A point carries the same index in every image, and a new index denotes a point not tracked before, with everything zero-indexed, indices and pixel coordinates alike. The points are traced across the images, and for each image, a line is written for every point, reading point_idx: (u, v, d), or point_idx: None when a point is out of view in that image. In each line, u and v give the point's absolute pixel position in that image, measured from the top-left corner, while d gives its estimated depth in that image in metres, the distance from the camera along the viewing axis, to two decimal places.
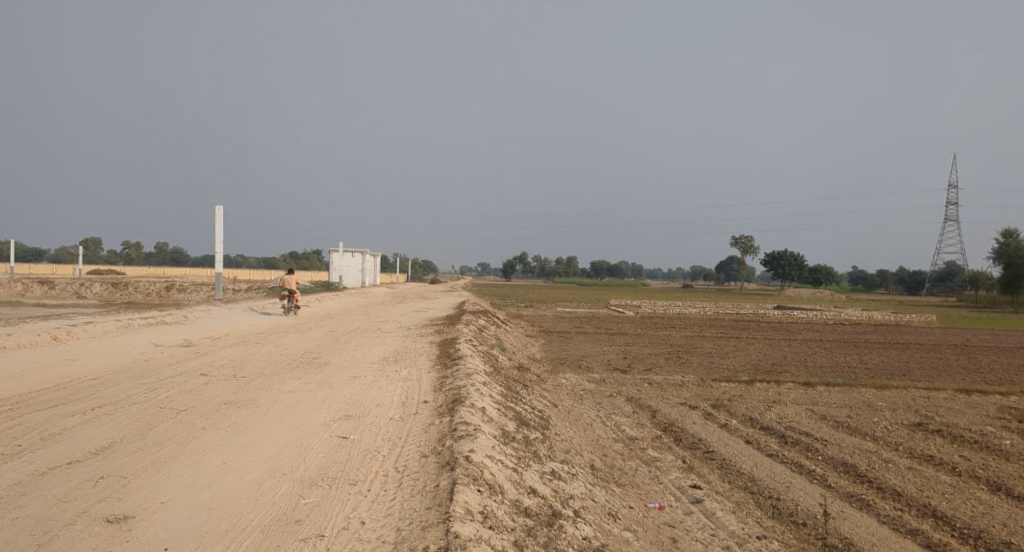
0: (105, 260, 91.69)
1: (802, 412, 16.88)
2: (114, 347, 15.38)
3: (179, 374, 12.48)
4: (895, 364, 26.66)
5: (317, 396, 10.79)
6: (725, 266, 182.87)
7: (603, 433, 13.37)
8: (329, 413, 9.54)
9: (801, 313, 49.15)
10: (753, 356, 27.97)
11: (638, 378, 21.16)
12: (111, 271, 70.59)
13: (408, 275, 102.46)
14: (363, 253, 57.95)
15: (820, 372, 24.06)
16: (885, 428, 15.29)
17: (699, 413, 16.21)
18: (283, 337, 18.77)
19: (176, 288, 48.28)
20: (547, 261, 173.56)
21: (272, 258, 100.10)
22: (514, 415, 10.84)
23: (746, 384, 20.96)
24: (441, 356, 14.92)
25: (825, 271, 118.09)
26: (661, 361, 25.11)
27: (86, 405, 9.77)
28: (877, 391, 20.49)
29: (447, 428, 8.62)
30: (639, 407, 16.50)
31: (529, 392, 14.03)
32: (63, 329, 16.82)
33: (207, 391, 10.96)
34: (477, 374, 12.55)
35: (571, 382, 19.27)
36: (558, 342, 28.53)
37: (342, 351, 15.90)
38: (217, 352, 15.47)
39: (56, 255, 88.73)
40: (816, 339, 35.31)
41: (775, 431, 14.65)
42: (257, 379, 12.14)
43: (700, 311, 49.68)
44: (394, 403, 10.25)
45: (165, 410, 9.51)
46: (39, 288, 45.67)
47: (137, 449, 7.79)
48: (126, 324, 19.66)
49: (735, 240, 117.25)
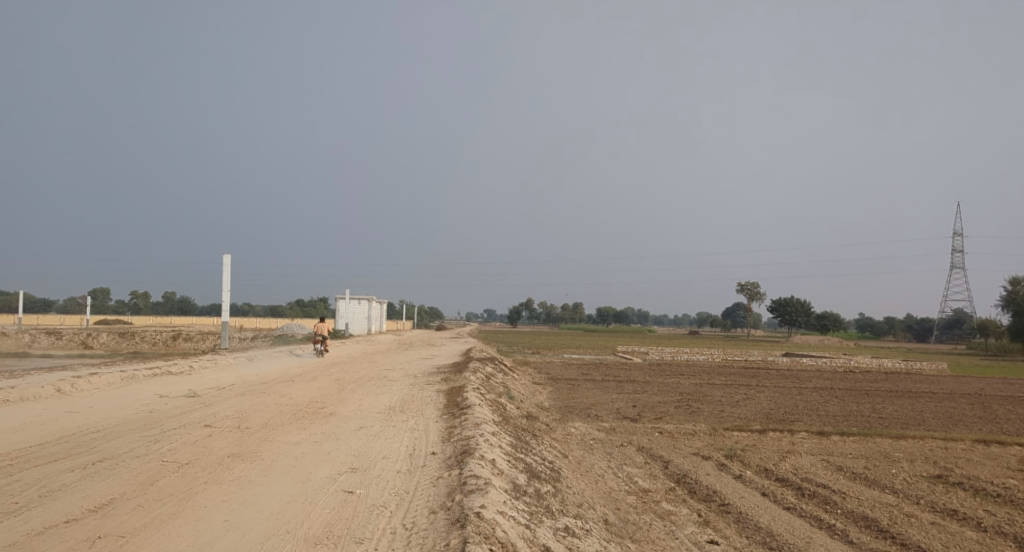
0: (112, 309, 91.89)
1: (818, 463, 16.47)
2: (118, 398, 15.18)
3: (183, 426, 12.25)
4: (909, 413, 26.19)
5: (323, 448, 10.55)
6: (732, 312, 182.44)
7: (615, 485, 13.02)
8: (333, 466, 9.29)
9: (810, 361, 48.57)
10: (765, 404, 27.45)
11: (649, 427, 20.76)
12: (118, 321, 70.63)
13: (414, 322, 102.34)
14: (370, 300, 57.94)
15: (833, 421, 23.61)
16: (905, 480, 14.89)
17: (712, 464, 15.84)
18: (289, 386, 18.50)
19: (182, 337, 48.07)
20: (553, 308, 173.48)
21: (278, 306, 100.20)
22: (525, 466, 10.56)
23: (758, 433, 20.56)
24: (448, 405, 14.63)
25: (833, 317, 117.45)
26: (671, 410, 24.67)
27: (87, 459, 9.56)
28: (892, 442, 20.07)
29: (456, 482, 8.35)
30: (651, 457, 16.13)
31: (538, 442, 13.74)
32: (67, 381, 16.61)
33: (211, 443, 10.73)
34: (485, 423, 12.29)
35: (581, 432, 18.90)
36: (566, 390, 28.14)
37: (347, 400, 15.62)
38: (221, 403, 15.22)
39: (64, 304, 89.00)
40: (827, 386, 34.79)
41: (791, 483, 14.28)
42: (262, 431, 11.89)
43: (708, 358, 49.17)
44: (402, 455, 10.01)
45: (166, 464, 9.27)
46: (45, 339, 45.57)
47: (136, 506, 7.54)
48: (130, 375, 19.42)
49: (741, 287, 117.07)
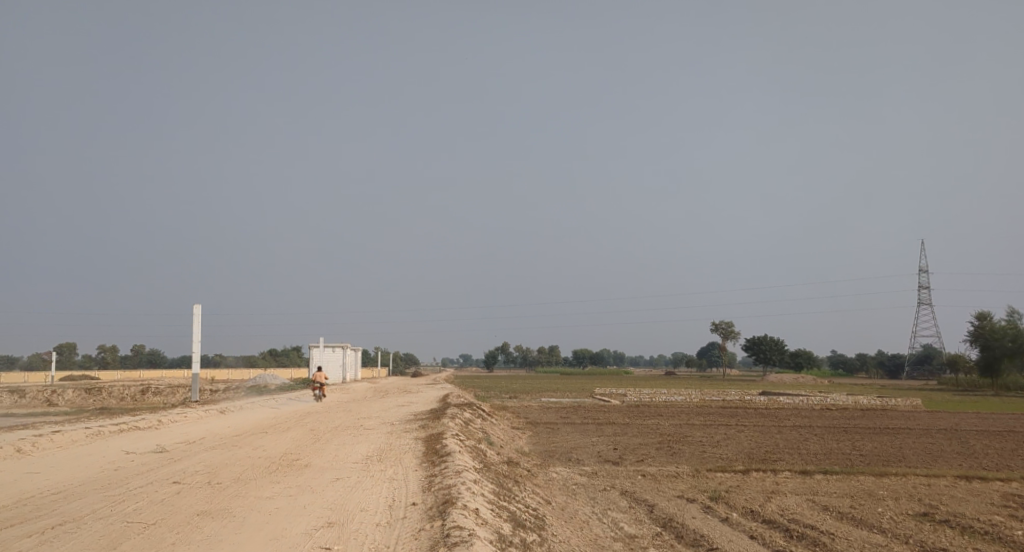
0: (79, 365, 89.75)
1: (804, 503, 16.23)
2: (82, 457, 14.60)
3: (151, 483, 11.77)
4: (890, 449, 26.13)
5: (298, 502, 10.13)
6: (707, 352, 183.15)
7: (600, 531, 12.68)
8: (309, 521, 8.90)
9: (788, 399, 48.55)
10: (746, 444, 27.21)
11: (631, 470, 20.46)
12: (85, 376, 68.80)
13: (389, 369, 101.24)
14: (344, 348, 57.19)
15: (815, 460, 23.48)
16: (892, 519, 14.71)
17: (698, 507, 15.56)
18: (262, 438, 17.98)
19: (151, 391, 46.90)
20: (528, 351, 172.89)
21: (250, 357, 98.56)
22: (509, 515, 10.25)
23: (742, 473, 20.34)
24: (427, 453, 14.26)
25: (807, 355, 118.20)
26: (653, 452, 24.32)
27: (46, 523, 9.08)
28: (876, 479, 19.94)
29: (440, 534, 8.01)
30: (635, 501, 15.82)
31: (521, 488, 13.42)
32: (29, 440, 15.95)
33: (179, 501, 10.28)
34: (466, 471, 11.94)
35: (562, 477, 18.49)
36: (545, 434, 27.70)
37: (323, 450, 15.18)
38: (191, 457, 14.69)
39: (29, 360, 86.77)
40: (806, 424, 34.66)
41: (779, 524, 14.03)
42: (233, 486, 11.44)
43: (685, 398, 48.95)
44: (381, 507, 9.65)
45: (131, 526, 8.82)
46: (8, 397, 44.21)
47: None
48: (95, 432, 18.73)
49: (716, 326, 117.68)
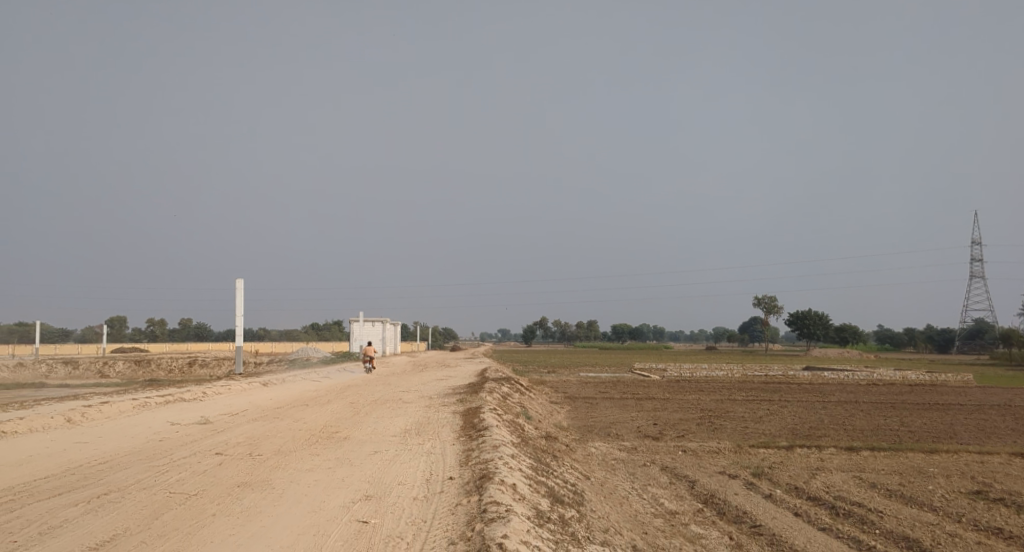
0: (130, 338, 92.23)
1: (851, 480, 15.86)
2: (128, 427, 14.84)
3: (194, 454, 11.90)
4: (939, 426, 25.43)
5: (336, 475, 10.12)
6: (748, 327, 181.22)
7: (640, 508, 12.50)
8: (348, 494, 8.87)
9: (833, 374, 47.63)
10: (790, 420, 26.71)
11: (671, 445, 20.21)
12: (134, 349, 70.58)
13: (429, 343, 102.05)
14: (384, 322, 57.65)
15: (861, 436, 22.98)
16: (943, 497, 14.27)
17: (740, 483, 15.26)
18: (303, 411, 18.10)
19: (198, 364, 47.91)
20: (568, 326, 172.72)
21: (294, 331, 100.17)
22: (547, 491, 10.11)
23: (785, 450, 19.98)
24: (465, 427, 14.19)
25: (853, 329, 115.95)
26: (693, 427, 24.02)
27: (92, 492, 9.20)
28: (925, 456, 19.42)
29: (477, 509, 7.89)
30: (676, 477, 15.59)
31: (559, 463, 13.30)
32: (77, 410, 16.28)
33: (220, 472, 10.36)
34: (504, 445, 11.82)
35: (601, 452, 18.36)
36: (584, 408, 27.56)
37: (362, 423, 15.22)
38: (232, 429, 14.85)
39: (82, 333, 89.41)
40: (851, 400, 33.97)
41: (824, 502, 13.71)
42: (273, 458, 11.49)
43: (727, 373, 48.34)
44: (418, 480, 9.60)
45: (173, 496, 8.87)
46: (62, 369, 45.53)
47: (139, 543, 7.13)
48: (142, 403, 19.08)
49: (759, 300, 116.03)
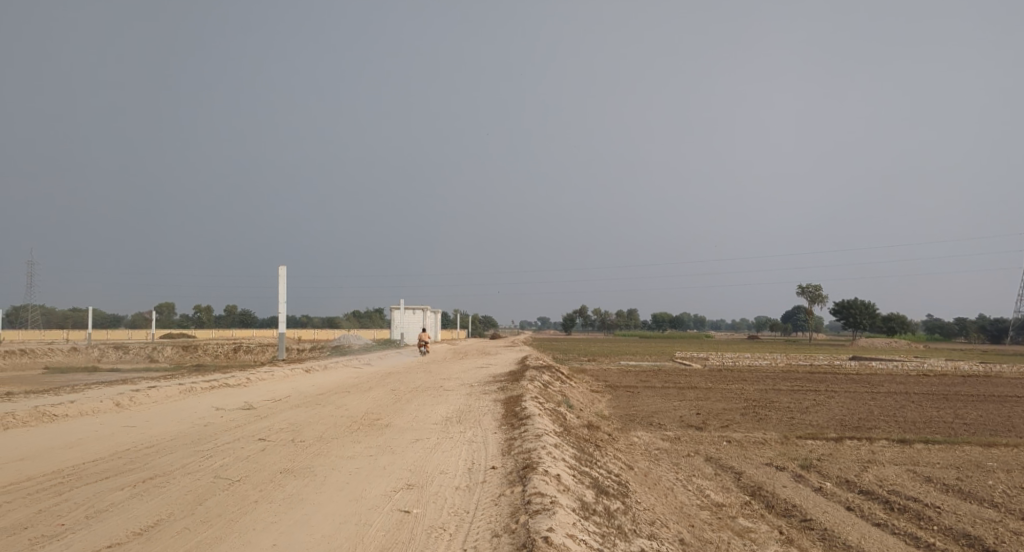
0: (178, 324, 94.22)
1: (904, 473, 15.35)
2: (175, 412, 14.97)
3: (237, 440, 11.92)
4: (995, 419, 24.59)
5: (377, 463, 10.02)
6: (792, 316, 178.28)
7: (685, 500, 12.20)
8: (389, 482, 8.77)
9: (881, 364, 46.55)
10: (837, 410, 26.06)
11: (715, 436, 19.79)
12: (181, 335, 72.00)
13: (469, 331, 102.28)
14: (424, 309, 57.85)
15: (913, 428, 22.28)
16: (1003, 493, 13.73)
17: (788, 475, 14.87)
18: (344, 398, 18.08)
19: (243, 350, 48.65)
20: (608, 314, 171.72)
21: (336, 319, 101.23)
22: (590, 481, 9.89)
23: (834, 441, 19.45)
24: (506, 416, 14.01)
25: (901, 319, 113.21)
26: (738, 417, 23.55)
27: (138, 476, 9.22)
28: (982, 450, 18.76)
29: (520, 501, 7.70)
30: (721, 468, 15.25)
31: (602, 453, 13.07)
32: (126, 395, 16.49)
33: (263, 458, 10.34)
34: (546, 434, 11.64)
35: (643, 441, 18.08)
36: (625, 397, 27.23)
37: (403, 411, 15.12)
38: (276, 415, 14.90)
39: (132, 319, 91.55)
40: (901, 391, 33.05)
41: (877, 496, 13.28)
42: (315, 445, 11.45)
43: (772, 363, 47.47)
44: (460, 469, 9.45)
45: (217, 482, 8.84)
46: (113, 353, 46.55)
47: (183, 528, 7.07)
48: (188, 389, 19.26)
49: (803, 289, 113.89)
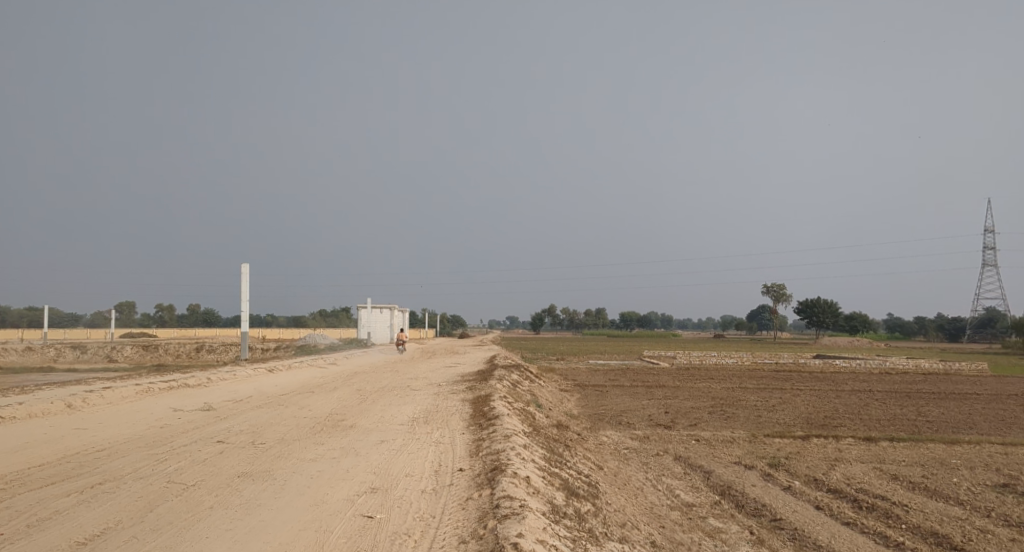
0: (139, 323, 92.44)
1: (871, 471, 15.40)
2: (130, 414, 14.48)
3: (194, 442, 11.50)
4: (955, 416, 24.94)
5: (340, 465, 9.70)
6: (757, 316, 180.36)
7: (655, 500, 12.05)
8: (353, 486, 8.46)
9: (845, 362, 47.14)
10: (803, 409, 26.18)
11: (684, 435, 19.71)
12: (141, 334, 70.52)
13: (437, 330, 101.72)
14: (392, 308, 57.34)
15: (878, 426, 22.46)
16: (968, 490, 13.82)
17: (756, 474, 14.83)
18: (308, 398, 17.65)
19: (205, 349, 47.74)
20: (575, 314, 172.11)
21: (302, 318, 100.06)
22: (561, 483, 9.67)
23: (801, 440, 19.48)
24: (475, 416, 13.73)
25: (863, 319, 115.02)
26: (706, 416, 23.56)
27: (86, 482, 8.79)
28: (946, 447, 18.93)
29: (488, 505, 7.45)
30: (690, 468, 15.13)
31: (572, 453, 12.87)
32: (79, 395, 15.91)
33: (221, 462, 9.96)
34: (515, 435, 11.41)
35: (613, 441, 17.94)
36: (593, 397, 27.10)
37: (368, 412, 14.79)
38: (236, 416, 14.48)
39: (91, 318, 89.58)
40: (865, 389, 33.43)
41: (846, 494, 13.25)
42: (276, 447, 11.09)
43: (737, 361, 47.80)
44: (426, 472, 9.18)
45: (171, 487, 8.46)
46: (70, 353, 45.36)
47: (131, 537, 6.71)
48: (145, 389, 18.69)
49: (767, 288, 115.14)
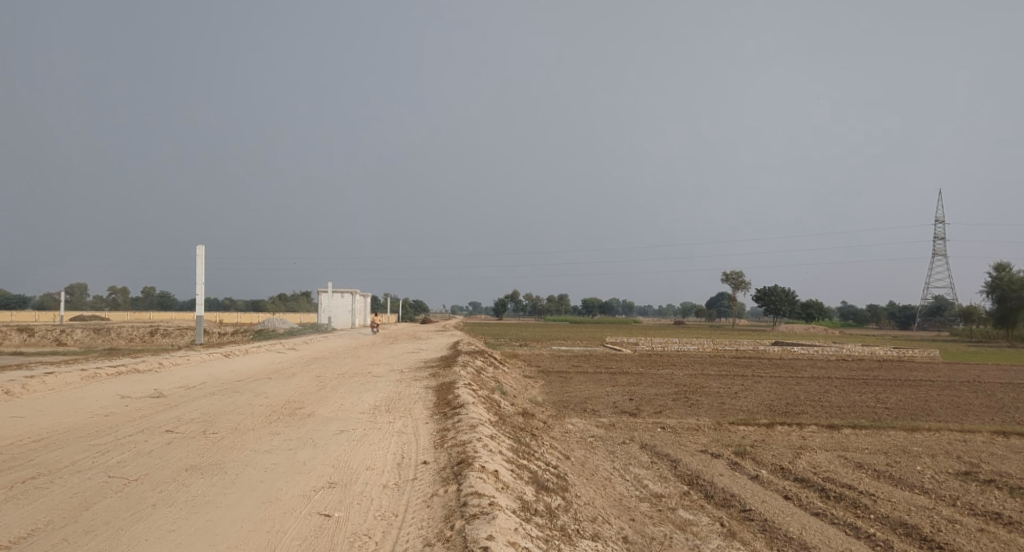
0: (91, 305, 90.06)
1: (836, 459, 15.32)
2: (73, 401, 13.73)
3: (140, 432, 10.87)
4: (914, 402, 25.18)
5: (297, 457, 9.19)
6: (716, 302, 182.47)
7: (624, 491, 11.75)
8: (309, 481, 7.96)
9: (802, 349, 47.61)
10: (765, 396, 26.19)
11: (649, 422, 19.44)
12: (92, 316, 68.58)
13: (397, 316, 100.90)
14: (353, 293, 56.48)
15: (840, 413, 22.49)
16: (933, 479, 13.79)
17: (724, 463, 14.62)
18: (264, 385, 17.02)
19: (160, 333, 46.46)
20: (537, 299, 172.38)
21: (260, 301, 98.50)
22: (530, 477, 9.27)
23: (766, 427, 19.38)
24: (439, 405, 13.27)
25: (819, 306, 116.96)
26: (670, 402, 23.42)
27: (18, 477, 8.15)
28: (907, 434, 18.98)
29: (456, 502, 7.01)
30: (657, 456, 14.88)
31: (538, 443, 12.47)
32: (18, 382, 15.06)
33: (168, 453, 9.37)
34: (482, 425, 10.98)
35: (579, 428, 17.67)
36: (557, 383, 26.80)
37: (327, 399, 14.25)
38: (188, 404, 13.83)
39: (40, 301, 86.98)
40: (824, 376, 33.66)
41: (813, 483, 13.10)
42: (229, 437, 10.54)
43: (698, 347, 48.08)
44: (388, 465, 8.71)
45: (110, 482, 7.87)
46: (17, 336, 43.73)
47: (61, 540, 6.14)
48: (92, 374, 17.88)
49: (726, 277, 116.22)
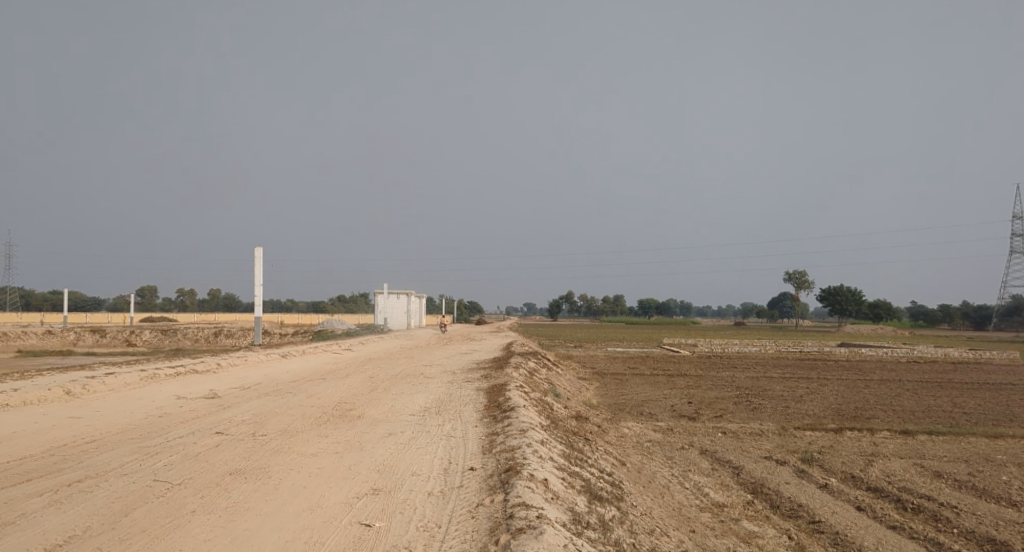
0: (159, 307, 92.70)
1: (911, 468, 14.43)
2: (130, 401, 13.80)
3: (190, 434, 10.76)
4: (993, 407, 23.80)
5: (342, 461, 8.92)
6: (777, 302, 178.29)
7: (683, 500, 11.18)
8: (353, 487, 7.65)
9: (870, 351, 45.78)
10: (833, 399, 25.10)
11: (710, 427, 18.73)
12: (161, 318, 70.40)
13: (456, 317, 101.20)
14: (410, 293, 56.52)
15: (912, 418, 21.35)
16: (1019, 490, 12.81)
17: (790, 470, 13.89)
18: (317, 386, 16.88)
19: (224, 334, 47.33)
20: (593, 301, 171.23)
21: (321, 303, 99.96)
22: (582, 486, 8.80)
23: (834, 433, 18.46)
24: (489, 407, 12.89)
25: (887, 307, 113.00)
26: (731, 406, 22.64)
27: (65, 479, 8.06)
28: (989, 442, 17.82)
29: (502, 514, 6.62)
30: (718, 463, 14.20)
31: (592, 449, 11.97)
32: (79, 382, 15.22)
33: (215, 456, 9.21)
34: (532, 429, 10.55)
35: (635, 432, 17.14)
36: (613, 385, 26.19)
37: (378, 401, 14.02)
38: (241, 405, 13.76)
39: (113, 303, 90.05)
40: (895, 379, 32.19)
41: (888, 494, 12.29)
42: (277, 440, 10.35)
43: (759, 349, 46.73)
44: (434, 471, 8.38)
45: (154, 487, 7.70)
46: (89, 337, 45.07)
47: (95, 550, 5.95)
48: (152, 375, 18.06)
49: (789, 276, 113.27)
